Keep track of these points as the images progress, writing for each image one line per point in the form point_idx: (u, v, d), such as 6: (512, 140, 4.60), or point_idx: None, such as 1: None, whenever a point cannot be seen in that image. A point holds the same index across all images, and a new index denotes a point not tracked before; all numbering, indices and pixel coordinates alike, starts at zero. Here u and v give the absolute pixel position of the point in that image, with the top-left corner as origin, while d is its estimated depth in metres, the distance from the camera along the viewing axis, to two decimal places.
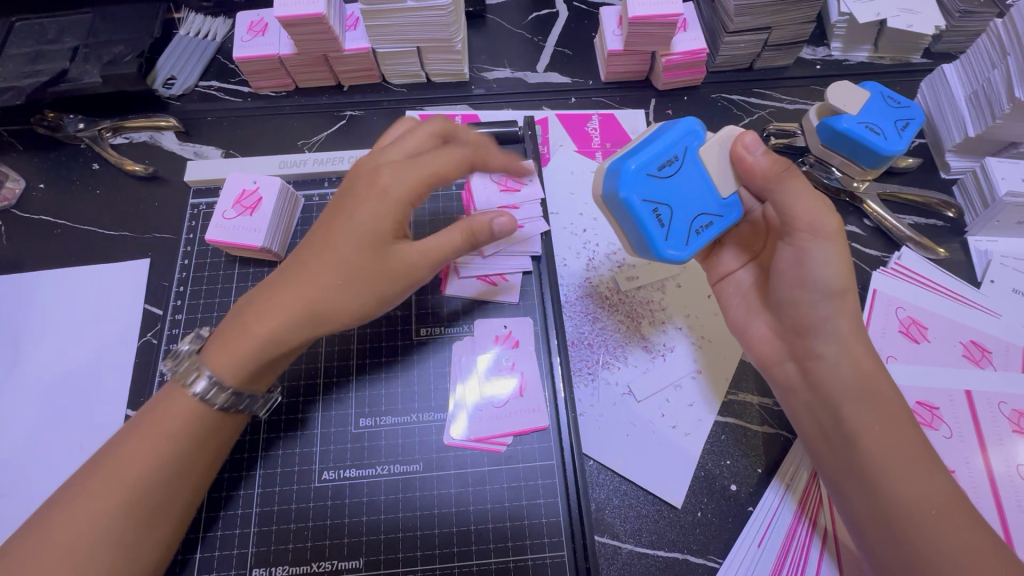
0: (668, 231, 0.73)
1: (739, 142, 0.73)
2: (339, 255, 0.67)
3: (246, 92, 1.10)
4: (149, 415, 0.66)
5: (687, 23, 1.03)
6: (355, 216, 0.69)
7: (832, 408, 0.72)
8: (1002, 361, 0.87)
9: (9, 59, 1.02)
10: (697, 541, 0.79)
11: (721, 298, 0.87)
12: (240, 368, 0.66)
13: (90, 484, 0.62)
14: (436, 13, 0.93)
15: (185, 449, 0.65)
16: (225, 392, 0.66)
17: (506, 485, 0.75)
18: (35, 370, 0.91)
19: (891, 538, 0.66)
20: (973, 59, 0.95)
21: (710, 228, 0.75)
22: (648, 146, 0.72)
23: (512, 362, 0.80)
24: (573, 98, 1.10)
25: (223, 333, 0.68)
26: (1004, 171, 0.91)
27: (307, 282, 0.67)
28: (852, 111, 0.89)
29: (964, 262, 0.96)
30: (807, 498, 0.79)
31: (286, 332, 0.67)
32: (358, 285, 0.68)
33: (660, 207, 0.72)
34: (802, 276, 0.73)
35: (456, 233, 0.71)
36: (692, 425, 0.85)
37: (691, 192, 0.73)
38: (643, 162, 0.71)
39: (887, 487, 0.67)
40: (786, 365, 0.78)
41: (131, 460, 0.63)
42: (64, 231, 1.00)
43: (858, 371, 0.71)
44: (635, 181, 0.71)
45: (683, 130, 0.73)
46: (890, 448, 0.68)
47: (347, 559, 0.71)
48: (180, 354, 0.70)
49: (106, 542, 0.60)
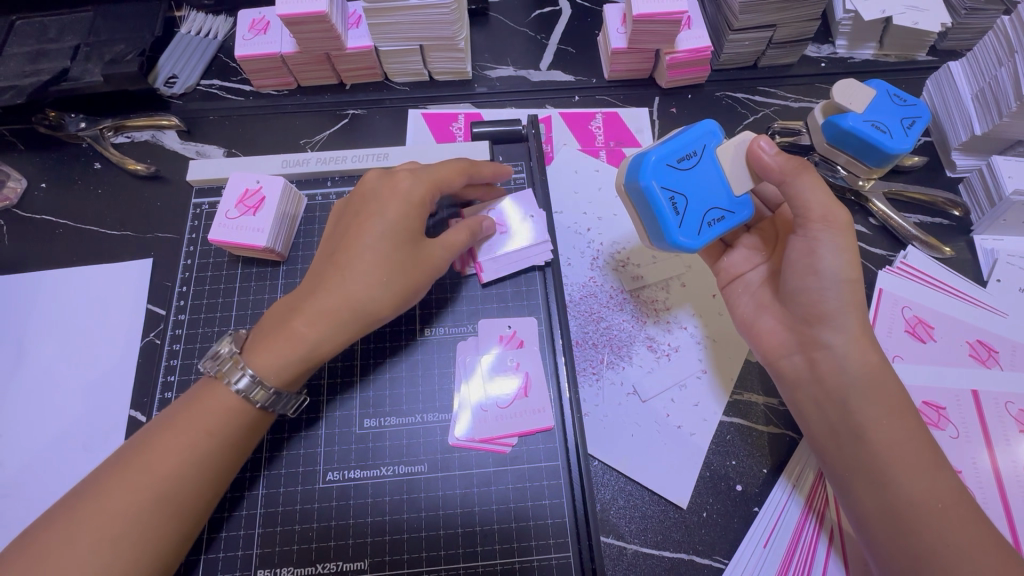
0: (683, 219, 0.72)
1: (754, 143, 0.73)
2: (377, 249, 0.70)
3: (247, 91, 1.09)
4: (184, 412, 0.66)
5: (691, 21, 1.02)
6: (383, 215, 0.71)
7: (841, 403, 0.71)
8: (1010, 361, 0.87)
9: (9, 58, 1.02)
10: (703, 542, 0.79)
11: (729, 299, 0.86)
12: (285, 374, 0.68)
13: (122, 479, 0.62)
14: (438, 11, 0.92)
15: (227, 453, 0.66)
16: (265, 391, 0.68)
17: (511, 485, 0.74)
18: (36, 371, 0.91)
19: (896, 532, 0.65)
20: (980, 57, 0.94)
21: (721, 221, 0.74)
22: (670, 139, 0.73)
23: (516, 361, 0.80)
24: (576, 97, 1.09)
25: (269, 333, 0.69)
26: (1011, 169, 0.91)
27: (353, 282, 0.69)
28: (858, 110, 0.89)
29: (969, 261, 0.96)
30: (813, 499, 0.79)
31: (331, 340, 0.69)
32: (398, 274, 0.71)
33: (677, 196, 0.72)
34: (810, 268, 0.73)
35: (462, 231, 0.77)
36: (698, 425, 0.85)
37: (707, 185, 0.73)
38: (663, 154, 0.72)
39: (895, 482, 0.66)
40: (792, 357, 0.77)
41: (167, 456, 0.63)
42: (66, 231, 1.00)
43: (864, 364, 0.71)
44: (655, 170, 0.71)
45: (704, 129, 0.74)
46: (898, 443, 0.68)
47: (352, 560, 0.71)
48: (224, 352, 0.69)
49: (135, 538, 0.60)
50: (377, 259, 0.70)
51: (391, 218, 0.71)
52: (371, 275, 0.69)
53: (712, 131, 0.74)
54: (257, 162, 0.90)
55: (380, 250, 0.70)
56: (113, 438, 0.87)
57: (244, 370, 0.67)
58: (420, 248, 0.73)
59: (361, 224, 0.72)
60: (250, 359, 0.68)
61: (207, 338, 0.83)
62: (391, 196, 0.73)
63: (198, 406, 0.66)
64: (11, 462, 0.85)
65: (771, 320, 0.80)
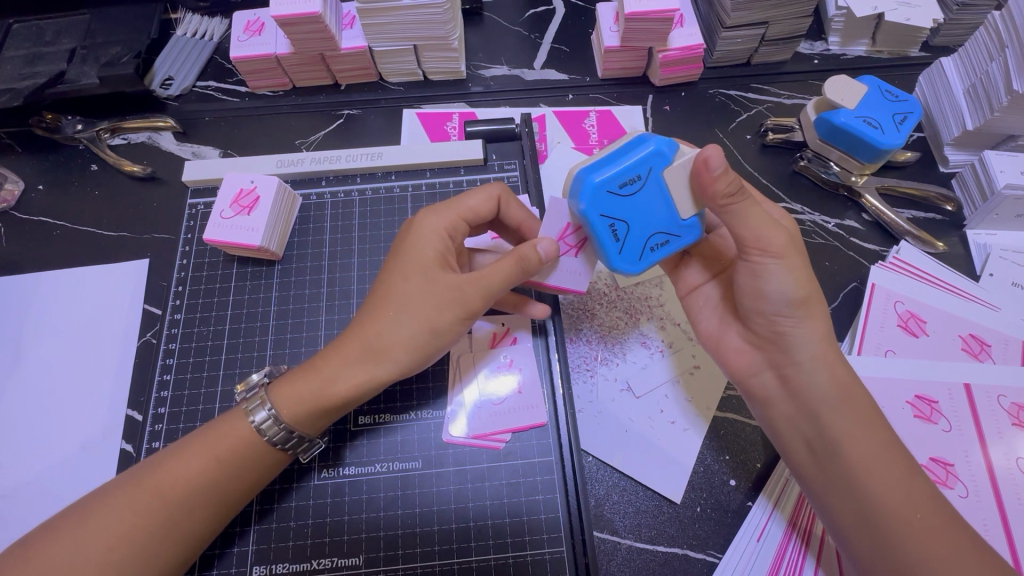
0: (624, 245, 0.69)
1: (700, 163, 0.63)
2: (392, 287, 0.70)
3: (243, 91, 1.10)
4: (204, 434, 0.67)
5: (683, 19, 1.03)
6: (404, 252, 0.72)
7: (813, 417, 0.69)
8: (1002, 354, 0.87)
9: (7, 61, 1.03)
10: (697, 537, 0.79)
11: (689, 310, 0.84)
12: (301, 414, 0.67)
13: (128, 496, 0.63)
14: (432, 11, 0.93)
15: (234, 485, 0.66)
16: (281, 429, 0.67)
17: (505, 482, 0.75)
18: (33, 371, 0.91)
19: (873, 542, 0.65)
20: (971, 52, 0.95)
21: (665, 245, 0.70)
22: (614, 160, 0.66)
23: (511, 360, 0.80)
24: (571, 96, 1.10)
25: (298, 370, 0.70)
26: (1002, 164, 0.91)
27: (368, 318, 0.70)
28: (849, 106, 0.90)
29: (963, 256, 0.96)
30: (797, 516, 0.78)
31: (344, 381, 0.68)
32: (407, 312, 0.68)
33: (618, 222, 0.67)
34: (757, 291, 0.70)
35: (509, 266, 0.69)
36: (691, 420, 0.85)
37: (652, 210, 0.68)
38: (604, 179, 0.65)
39: (872, 496, 0.65)
40: (762, 375, 0.75)
41: (176, 479, 0.64)
42: (63, 232, 1.00)
43: (835, 379, 0.69)
44: (595, 198, 0.65)
45: (651, 149, 0.65)
46: (872, 456, 0.66)
47: (346, 556, 0.71)
48: (253, 383, 0.71)
49: (136, 558, 0.61)
50: (390, 293, 0.70)
51: (408, 255, 0.72)
52: (387, 316, 0.69)
53: (660, 151, 0.65)
54: (253, 162, 0.91)
55: (394, 289, 0.70)
56: (111, 437, 0.87)
57: (265, 405, 0.68)
58: (435, 279, 0.70)
59: (383, 268, 0.74)
60: (274, 400, 0.68)
61: (203, 338, 0.83)
62: (413, 246, 0.72)
63: (219, 431, 0.67)
64: (10, 460, 0.86)
65: (736, 337, 0.77)
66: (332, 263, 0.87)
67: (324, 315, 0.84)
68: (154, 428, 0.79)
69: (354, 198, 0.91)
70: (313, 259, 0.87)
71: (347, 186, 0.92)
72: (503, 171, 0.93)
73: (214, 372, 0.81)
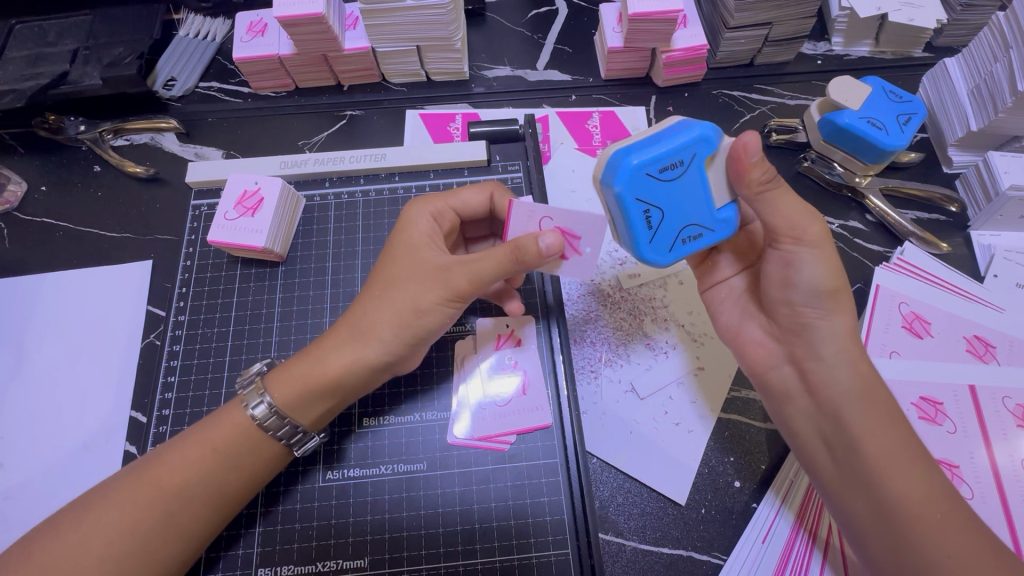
0: (655, 234, 0.68)
1: (738, 150, 0.64)
2: (382, 272, 0.72)
3: (246, 92, 1.10)
4: (201, 426, 0.68)
5: (687, 19, 1.02)
6: (394, 242, 0.74)
7: (833, 413, 0.69)
8: (1007, 356, 0.87)
9: (9, 62, 1.03)
10: (701, 539, 0.79)
11: (710, 304, 0.83)
12: (288, 393, 0.67)
13: (130, 490, 0.63)
14: (435, 11, 0.93)
15: (232, 479, 0.66)
16: (280, 420, 0.67)
17: (510, 483, 0.75)
18: (36, 372, 0.91)
19: (885, 538, 0.66)
20: (976, 53, 0.95)
21: (698, 239, 0.70)
22: (658, 142, 0.64)
23: (514, 361, 0.80)
24: (573, 96, 1.10)
25: (296, 355, 0.71)
26: (1007, 165, 0.91)
27: (359, 300, 0.71)
28: (852, 107, 0.90)
29: (967, 257, 0.96)
30: (803, 516, 0.78)
31: (332, 363, 0.68)
32: (392, 293, 0.69)
33: (653, 209, 0.66)
34: (789, 279, 0.70)
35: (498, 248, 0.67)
36: (694, 421, 0.85)
37: (689, 199, 0.67)
38: (646, 160, 0.64)
39: (892, 495, 0.65)
40: (781, 369, 0.74)
41: (175, 470, 0.64)
42: (66, 233, 1.00)
43: (858, 375, 0.69)
44: (633, 179, 0.64)
45: (697, 135, 0.65)
46: (892, 452, 0.66)
47: (350, 559, 0.71)
48: (252, 372, 0.71)
49: (139, 556, 0.61)
50: (381, 278, 0.71)
51: (398, 244, 0.73)
52: (375, 299, 0.69)
53: (706, 138, 0.65)
54: (256, 163, 0.91)
55: (383, 274, 0.71)
56: (113, 439, 0.87)
57: (261, 394, 0.68)
58: (422, 265, 0.70)
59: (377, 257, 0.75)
60: (268, 386, 0.69)
61: (206, 340, 0.83)
62: (404, 235, 0.73)
63: (216, 420, 0.68)
64: (12, 461, 0.86)
65: (756, 329, 0.77)
66: (336, 264, 0.87)
67: (328, 317, 0.84)
68: (158, 429, 0.79)
69: (358, 199, 0.91)
70: (316, 260, 0.87)
71: (350, 187, 0.92)
72: (506, 171, 0.93)
73: (217, 372, 0.81)
